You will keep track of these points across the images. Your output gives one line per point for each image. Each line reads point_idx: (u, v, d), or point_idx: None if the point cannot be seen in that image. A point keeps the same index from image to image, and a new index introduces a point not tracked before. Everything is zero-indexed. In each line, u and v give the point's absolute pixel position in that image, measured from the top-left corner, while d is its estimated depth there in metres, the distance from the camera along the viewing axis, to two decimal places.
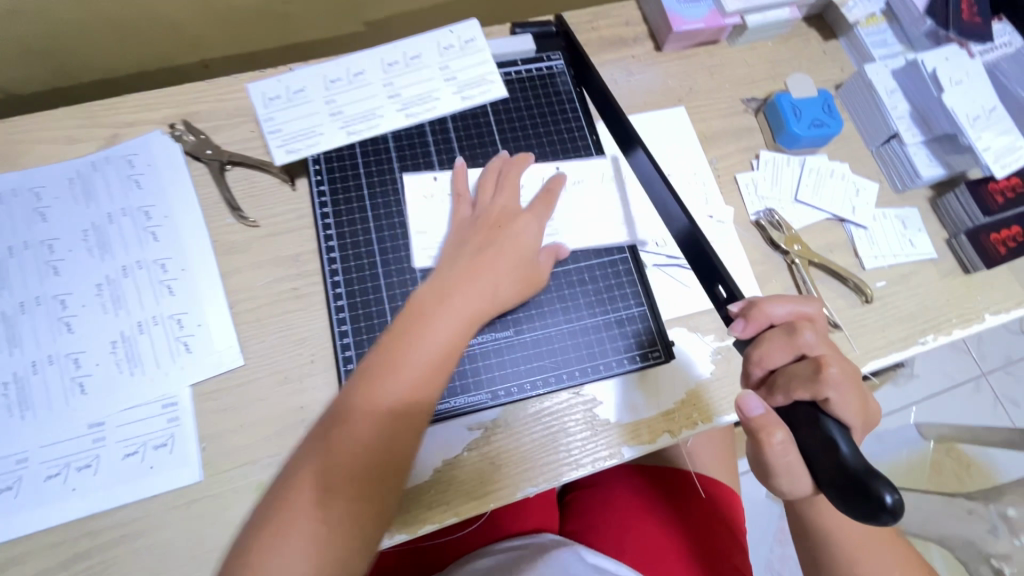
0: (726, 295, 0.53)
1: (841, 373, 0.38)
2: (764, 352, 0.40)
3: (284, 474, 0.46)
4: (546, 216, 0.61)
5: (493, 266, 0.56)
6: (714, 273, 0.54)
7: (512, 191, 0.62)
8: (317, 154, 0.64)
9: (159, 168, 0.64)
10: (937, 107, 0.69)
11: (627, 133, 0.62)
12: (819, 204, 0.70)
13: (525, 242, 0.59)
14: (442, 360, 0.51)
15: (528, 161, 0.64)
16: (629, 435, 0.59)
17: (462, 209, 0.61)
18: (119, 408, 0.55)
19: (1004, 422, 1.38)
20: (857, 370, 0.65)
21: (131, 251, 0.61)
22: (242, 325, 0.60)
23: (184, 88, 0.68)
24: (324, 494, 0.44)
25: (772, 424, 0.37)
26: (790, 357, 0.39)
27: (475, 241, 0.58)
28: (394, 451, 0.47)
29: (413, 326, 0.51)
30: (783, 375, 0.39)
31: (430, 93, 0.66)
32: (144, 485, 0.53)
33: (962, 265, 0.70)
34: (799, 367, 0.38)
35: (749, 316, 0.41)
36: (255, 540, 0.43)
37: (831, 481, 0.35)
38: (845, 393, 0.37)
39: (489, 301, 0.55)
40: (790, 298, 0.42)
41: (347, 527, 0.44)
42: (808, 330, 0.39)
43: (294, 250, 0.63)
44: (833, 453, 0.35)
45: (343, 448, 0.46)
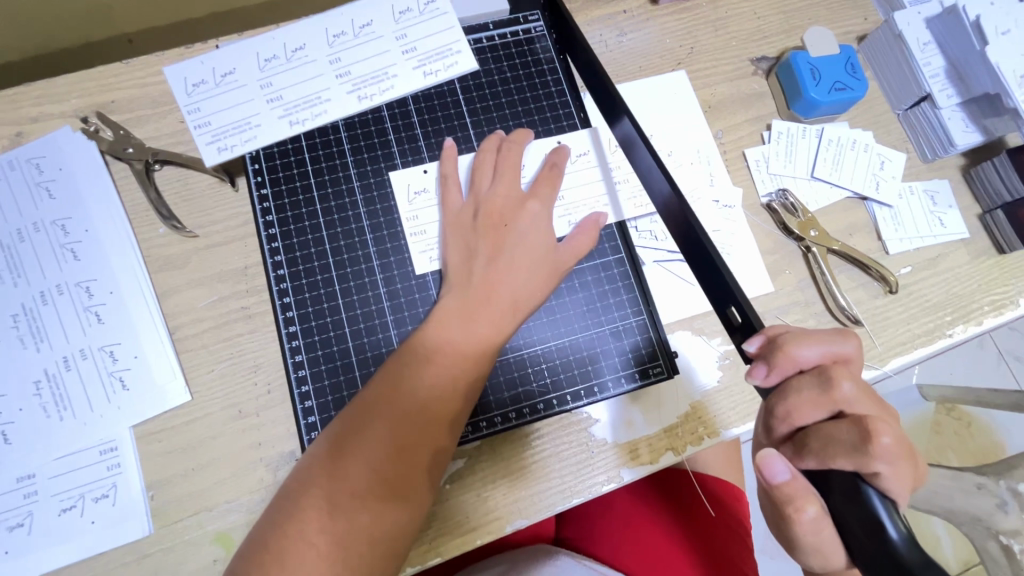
0: (741, 319, 0.44)
1: (893, 438, 0.34)
2: (793, 408, 0.37)
3: (302, 472, 0.43)
4: (552, 199, 0.53)
5: (506, 273, 0.50)
6: (725, 294, 0.45)
7: (514, 174, 0.53)
8: (255, 151, 0.55)
9: (72, 172, 0.55)
10: (978, 63, 0.58)
11: (612, 100, 0.52)
12: (839, 180, 0.62)
13: (538, 235, 0.51)
14: (470, 369, 0.47)
15: (528, 138, 0.55)
16: (628, 457, 0.53)
17: (453, 197, 0.53)
18: (52, 457, 0.49)
19: (1010, 383, 1.26)
20: (878, 369, 0.58)
21: (49, 273, 0.53)
22: (185, 353, 0.52)
23: (96, 71, 0.57)
24: (329, 517, 0.41)
25: (803, 496, 0.34)
26: (824, 415, 0.36)
27: (484, 241, 0.51)
28: (404, 476, 0.43)
29: (439, 331, 0.48)
30: (815, 435, 0.36)
31: (385, 69, 0.56)
32: (85, 543, 0.48)
33: (997, 244, 0.62)
34: (836, 430, 0.35)
35: (775, 362, 0.38)
36: (254, 562, 0.39)
37: (873, 564, 0.33)
38: (896, 465, 0.33)
39: (505, 317, 0.49)
40: (823, 339, 0.39)
41: (365, 538, 0.41)
42: (847, 382, 0.36)
43: (241, 263, 0.54)
44: (877, 537, 0.32)
45: (367, 452, 0.43)
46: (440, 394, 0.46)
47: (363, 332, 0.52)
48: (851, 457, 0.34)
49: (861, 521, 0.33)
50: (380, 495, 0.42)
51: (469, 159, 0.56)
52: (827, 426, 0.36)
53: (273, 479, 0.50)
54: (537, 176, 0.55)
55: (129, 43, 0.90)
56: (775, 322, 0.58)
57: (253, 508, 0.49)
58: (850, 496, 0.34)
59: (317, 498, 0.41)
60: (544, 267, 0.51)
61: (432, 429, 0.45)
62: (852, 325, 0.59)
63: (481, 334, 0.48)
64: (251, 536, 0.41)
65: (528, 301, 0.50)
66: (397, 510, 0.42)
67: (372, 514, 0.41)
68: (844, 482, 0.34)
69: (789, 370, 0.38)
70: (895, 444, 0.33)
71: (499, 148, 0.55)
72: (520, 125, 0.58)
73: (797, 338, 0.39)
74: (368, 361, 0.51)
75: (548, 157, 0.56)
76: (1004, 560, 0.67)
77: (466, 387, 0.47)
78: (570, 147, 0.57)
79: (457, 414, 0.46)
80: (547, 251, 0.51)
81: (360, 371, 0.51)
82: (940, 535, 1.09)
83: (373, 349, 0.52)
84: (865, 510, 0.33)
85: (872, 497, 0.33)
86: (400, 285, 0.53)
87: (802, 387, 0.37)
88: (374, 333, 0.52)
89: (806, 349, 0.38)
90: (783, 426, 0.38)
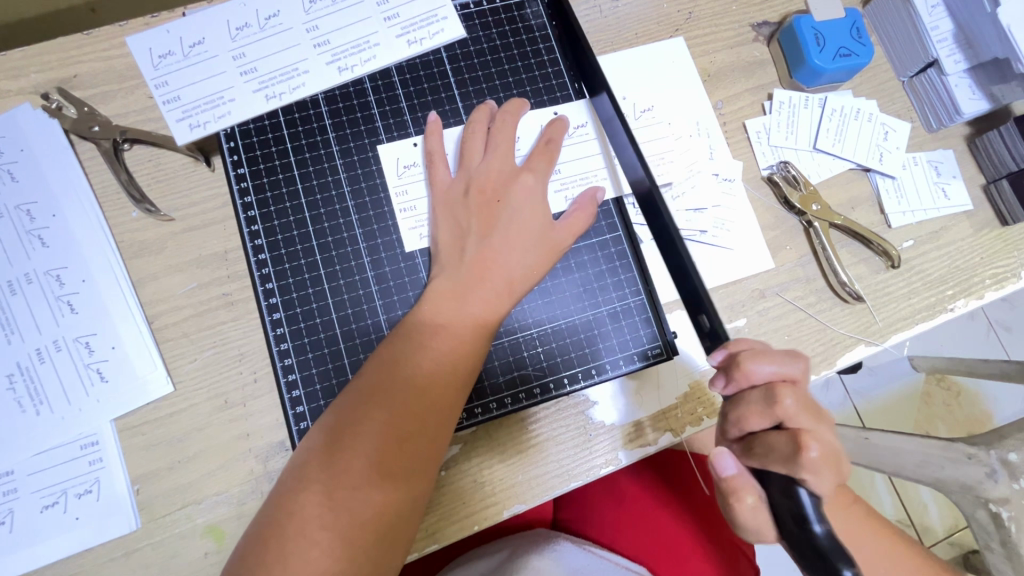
0: (708, 326, 0.44)
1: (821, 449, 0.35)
2: (741, 416, 0.38)
3: (298, 467, 0.42)
4: (548, 173, 0.51)
5: (501, 251, 0.48)
6: (696, 301, 0.45)
7: (507, 147, 0.51)
8: (230, 127, 0.52)
9: (35, 153, 0.51)
10: (989, 28, 0.56)
11: (592, 70, 0.53)
12: (842, 152, 0.60)
13: (532, 210, 0.49)
14: (467, 352, 0.45)
15: (523, 109, 0.52)
16: (626, 440, 0.52)
17: (441, 173, 0.51)
18: (29, 453, 0.47)
19: (998, 353, 1.27)
20: (878, 345, 0.57)
21: (16, 261, 0.50)
22: (166, 343, 0.50)
23: (55, 43, 0.53)
24: (330, 509, 0.39)
25: (744, 488, 0.38)
26: (768, 424, 0.37)
27: (477, 219, 0.49)
28: (405, 463, 0.42)
29: (433, 315, 0.46)
30: (759, 443, 0.38)
31: (367, 37, 0.54)
32: (70, 540, 0.46)
33: (1001, 215, 0.61)
34: (776, 440, 0.37)
35: (733, 376, 0.38)
36: (257, 558, 0.38)
37: (796, 546, 0.35)
38: (821, 474, 0.35)
39: (502, 297, 0.47)
40: (780, 357, 0.38)
41: (369, 531, 0.40)
42: (789, 399, 0.37)
43: (221, 248, 0.52)
44: (805, 528, 0.35)
45: (365, 443, 0.41)
46: (437, 378, 0.44)
47: (351, 318, 0.50)
48: (786, 464, 0.36)
49: (792, 512, 0.35)
50: (381, 486, 0.41)
51: (457, 132, 0.54)
52: (770, 435, 0.37)
53: (264, 470, 0.49)
54: (532, 149, 0.53)
55: (92, 13, 0.84)
56: (776, 299, 0.57)
57: (244, 500, 0.48)
58: (785, 493, 0.35)
59: (316, 492, 0.40)
60: (542, 244, 0.49)
61: (431, 413, 0.43)
62: (854, 301, 0.57)
63: (475, 315, 0.46)
64: (248, 534, 0.40)
65: (524, 279, 0.48)
66: (400, 498, 0.41)
67: (373, 506, 0.40)
68: (781, 483, 0.36)
69: (744, 384, 0.38)
70: (821, 455, 0.35)
71: (490, 121, 0.52)
72: (511, 96, 0.55)
73: (756, 355, 0.38)
74: (357, 347, 0.49)
75: (544, 130, 0.53)
76: (993, 528, 0.62)
77: (465, 369, 0.45)
78: (568, 118, 0.55)
79: (456, 398, 0.45)
80: (543, 228, 0.49)
81: (349, 359, 0.49)
82: (927, 502, 1.12)
83: (362, 335, 0.50)
84: (796, 505, 0.35)
85: (803, 496, 0.34)
86: (389, 267, 0.51)
87: (751, 400, 0.38)
88: (362, 319, 0.50)
89: (762, 366, 0.38)
90: (734, 430, 0.39)
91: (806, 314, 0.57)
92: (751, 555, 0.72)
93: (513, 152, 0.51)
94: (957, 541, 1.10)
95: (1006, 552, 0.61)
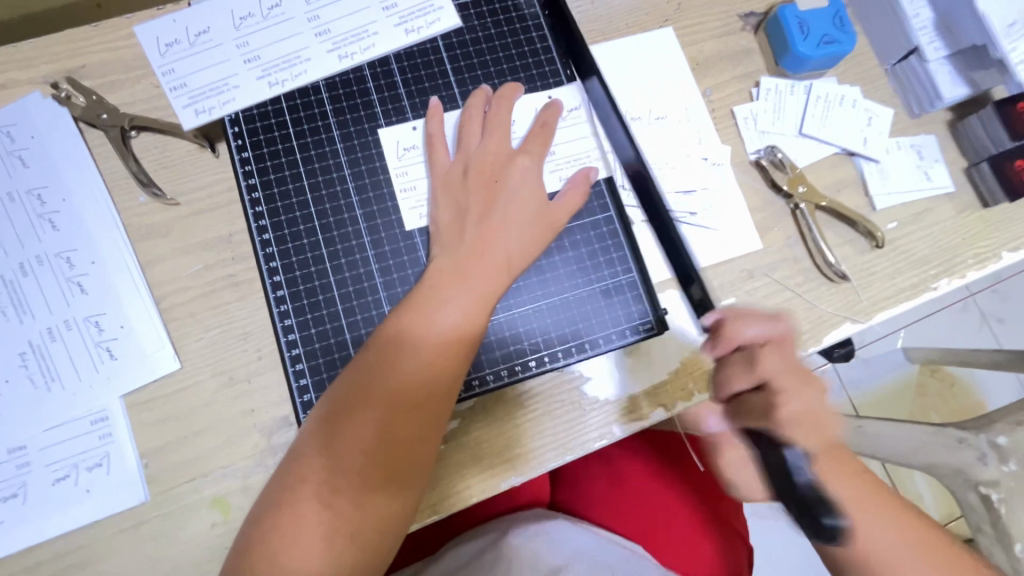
0: (698, 296, 0.55)
1: (798, 407, 0.47)
2: (728, 376, 0.49)
3: (306, 438, 0.45)
4: (544, 155, 0.53)
5: (498, 231, 0.50)
6: (687, 273, 0.55)
7: (503, 131, 0.53)
8: (234, 112, 0.54)
9: (45, 140, 0.53)
10: (966, 15, 0.58)
11: (586, 65, 0.57)
12: (827, 137, 0.62)
13: (528, 191, 0.51)
14: (468, 330, 0.47)
15: (518, 92, 0.55)
16: (620, 414, 0.53)
17: (440, 157, 0.53)
18: (42, 429, 0.49)
19: (990, 343, 1.29)
20: (863, 322, 0.59)
21: (28, 243, 0.51)
22: (173, 322, 0.52)
23: (64, 35, 0.55)
24: (334, 480, 0.43)
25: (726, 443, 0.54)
26: (750, 383, 0.48)
27: (475, 199, 0.51)
28: (406, 438, 0.44)
29: (434, 292, 0.47)
30: (746, 402, 0.48)
31: (366, 26, 0.56)
32: (81, 512, 0.48)
33: (982, 198, 0.63)
34: (762, 400, 0.47)
35: (720, 340, 0.50)
36: (271, 520, 0.42)
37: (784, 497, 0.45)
38: (797, 430, 0.46)
39: (500, 277, 0.49)
40: (762, 320, 0.50)
41: (373, 499, 0.43)
42: (768, 358, 0.48)
43: (225, 231, 0.53)
44: (789, 480, 0.44)
45: (368, 418, 0.44)
46: (438, 356, 0.46)
47: (353, 295, 0.52)
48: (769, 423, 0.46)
49: (776, 466, 0.45)
50: (383, 460, 0.43)
51: (455, 117, 0.55)
52: (752, 395, 0.48)
53: (269, 444, 0.50)
54: (528, 133, 0.55)
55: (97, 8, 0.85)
56: (763, 279, 0.59)
57: (250, 473, 0.50)
58: (772, 449, 0.45)
59: (323, 461, 0.43)
60: (539, 225, 0.51)
61: (432, 390, 0.45)
62: (839, 280, 0.59)
63: (475, 293, 0.48)
64: (262, 498, 0.44)
65: (520, 260, 0.50)
66: (402, 470, 0.44)
67: (377, 477, 0.43)
68: (767, 441, 0.45)
69: (730, 345, 0.50)
70: (799, 411, 0.46)
71: (486, 105, 0.54)
72: (506, 82, 0.57)
73: (740, 321, 0.50)
74: (359, 324, 0.51)
75: (540, 114, 0.55)
76: (983, 511, 0.64)
77: (466, 347, 0.47)
78: (562, 103, 0.57)
79: (458, 376, 0.46)
80: (539, 209, 0.51)
81: (350, 335, 0.51)
82: (921, 490, 1.13)
83: (363, 311, 0.51)
84: (781, 460, 0.45)
85: (789, 455, 0.44)
86: (389, 246, 0.53)
87: (734, 361, 0.50)
88: (363, 296, 0.52)
89: (747, 330, 0.49)
90: (721, 392, 0.50)
91: (793, 294, 0.59)
92: (744, 533, 0.73)
93: (509, 136, 0.53)
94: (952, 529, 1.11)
95: (997, 533, 0.63)
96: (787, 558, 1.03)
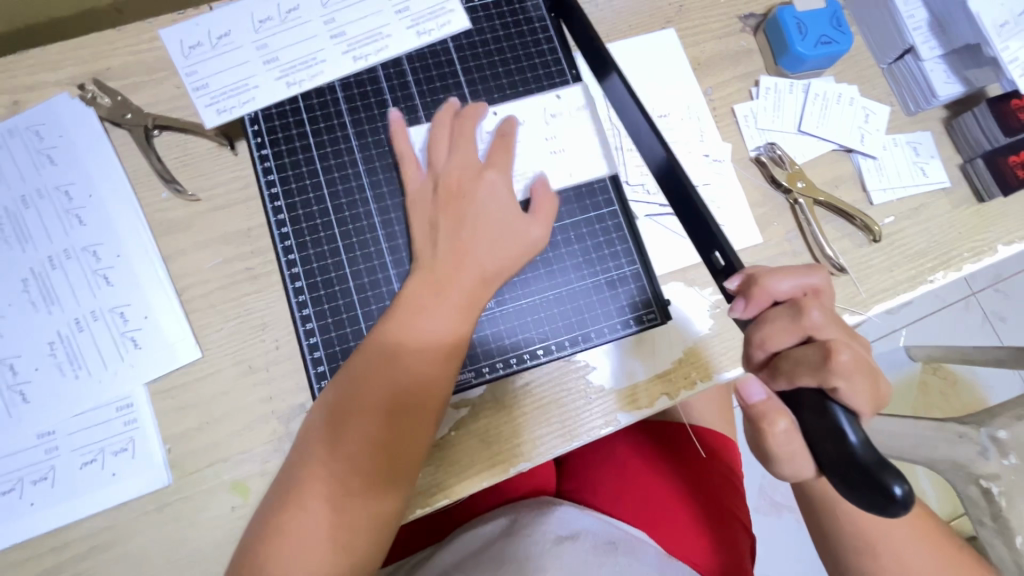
0: (723, 263, 0.46)
1: (855, 357, 0.35)
2: (767, 336, 0.38)
3: (296, 456, 0.47)
4: (509, 167, 0.54)
5: (470, 243, 0.51)
6: (710, 240, 0.46)
7: (468, 145, 0.54)
8: (254, 112, 0.56)
9: (72, 139, 0.56)
10: (959, 15, 0.60)
11: (603, 59, 0.53)
12: (825, 134, 0.64)
13: (500, 204, 0.53)
14: (445, 340, 0.49)
15: (481, 107, 0.56)
16: (625, 401, 0.55)
17: (412, 173, 0.54)
18: (69, 415, 0.51)
19: (992, 341, 1.30)
20: (862, 314, 0.61)
21: (56, 238, 0.54)
22: (194, 313, 0.54)
23: (91, 38, 0.57)
24: (325, 494, 0.44)
25: (777, 412, 0.36)
26: (794, 340, 0.37)
27: (445, 214, 0.52)
28: (391, 449, 0.46)
29: (412, 309, 0.49)
30: (786, 359, 0.36)
31: (379, 28, 0.58)
32: (107, 494, 0.50)
33: (977, 192, 0.64)
34: (804, 352, 0.36)
35: (753, 296, 0.39)
36: (266, 538, 0.44)
37: (837, 473, 0.33)
38: (856, 380, 0.33)
39: (475, 290, 0.50)
40: (794, 272, 0.40)
41: (362, 502, 0.45)
42: (815, 310, 0.37)
43: (244, 225, 0.55)
44: (841, 444, 0.33)
45: (353, 433, 0.46)
46: (420, 364, 0.48)
47: (367, 287, 0.54)
48: (815, 374, 0.34)
49: (826, 431, 0.33)
50: (370, 472, 0.45)
51: (421, 133, 0.56)
52: (797, 350, 0.36)
53: (286, 430, 0.52)
54: (488, 145, 0.56)
55: (119, 13, 0.88)
56: None
57: (268, 457, 0.51)
58: (817, 411, 0.34)
59: (312, 475, 0.45)
60: (508, 236, 0.52)
61: (413, 402, 0.47)
62: (837, 272, 0.61)
63: (453, 302, 0.49)
64: (268, 497, 0.46)
65: (495, 270, 0.51)
66: (390, 481, 0.46)
67: (365, 483, 0.45)
68: (813, 401, 0.34)
69: (764, 302, 0.39)
70: (854, 360, 0.34)
71: (451, 119, 0.55)
72: (473, 95, 0.58)
73: (774, 273, 0.39)
74: (373, 313, 0.53)
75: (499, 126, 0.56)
76: (984, 504, 0.65)
77: (446, 353, 0.49)
78: (518, 117, 0.58)
79: (440, 381, 0.48)
80: (513, 220, 0.52)
81: (365, 324, 0.53)
82: (925, 487, 1.15)
83: (377, 302, 0.53)
84: (830, 422, 0.33)
85: (837, 411, 0.33)
86: (401, 240, 0.55)
87: (775, 316, 0.38)
88: (377, 287, 0.54)
89: (780, 282, 0.39)
90: (759, 352, 0.38)
91: None
92: (747, 522, 0.75)
93: (473, 148, 0.54)
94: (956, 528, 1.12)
95: (999, 527, 0.64)
96: (789, 552, 1.04)
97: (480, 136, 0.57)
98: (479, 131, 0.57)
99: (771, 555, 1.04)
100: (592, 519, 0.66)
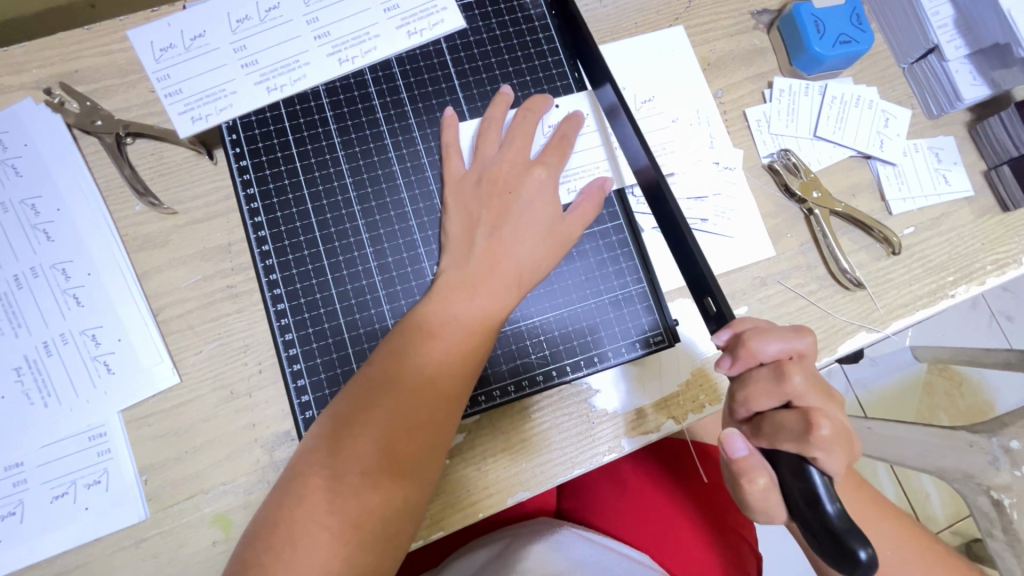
0: (715, 309, 0.45)
1: (835, 425, 0.35)
2: (750, 395, 0.38)
3: (304, 454, 0.42)
4: (561, 167, 0.51)
5: (509, 243, 0.48)
6: (702, 285, 0.45)
7: (524, 140, 0.51)
8: (232, 119, 0.52)
9: (38, 147, 0.52)
10: (987, 14, 0.55)
11: (601, 70, 0.51)
12: (842, 139, 0.60)
13: (541, 204, 0.50)
14: (474, 340, 0.46)
15: (546, 105, 0.53)
16: (630, 427, 0.52)
17: (455, 165, 0.51)
18: (39, 445, 0.48)
19: (999, 341, 1.26)
20: (879, 331, 0.57)
21: (21, 255, 0.50)
22: (171, 336, 0.50)
23: (57, 38, 0.53)
24: (336, 498, 0.39)
25: (757, 469, 0.36)
26: (776, 404, 0.37)
27: (488, 210, 0.49)
28: (411, 452, 0.42)
29: (442, 304, 0.46)
30: (769, 422, 0.37)
31: (366, 28, 0.54)
32: (79, 530, 0.47)
33: (1002, 202, 0.61)
34: (786, 419, 0.36)
35: (738, 355, 0.38)
36: (260, 554, 0.38)
37: (809, 530, 0.35)
38: (834, 452, 0.34)
39: (511, 293, 0.48)
40: (785, 334, 0.38)
41: (375, 516, 0.40)
42: (799, 375, 0.36)
43: (224, 240, 0.52)
44: (816, 509, 0.34)
45: (372, 433, 0.41)
46: (446, 368, 0.45)
47: (354, 308, 0.50)
48: (797, 443, 0.35)
49: (803, 494, 0.35)
50: (388, 477, 0.41)
51: (472, 128, 0.54)
52: (779, 414, 0.37)
53: (270, 459, 0.49)
54: (546, 143, 0.53)
55: (92, 8, 0.84)
56: (777, 286, 0.57)
57: (251, 489, 0.48)
58: (796, 473, 0.35)
59: (321, 478, 0.40)
60: (551, 237, 0.49)
61: (439, 403, 0.44)
62: (855, 288, 0.57)
63: (482, 308, 0.46)
64: (256, 520, 0.40)
65: (532, 273, 0.49)
66: (405, 489, 0.41)
67: (382, 494, 0.40)
68: (791, 464, 0.35)
69: (751, 362, 0.38)
70: (835, 432, 0.34)
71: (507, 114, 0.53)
72: (529, 94, 0.55)
73: (761, 333, 0.38)
74: (361, 338, 0.50)
75: (559, 126, 0.53)
76: (994, 516, 0.61)
77: (471, 359, 0.46)
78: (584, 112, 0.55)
79: (464, 389, 0.45)
80: (551, 221, 0.50)
81: (353, 349, 0.50)
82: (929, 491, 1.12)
83: (365, 326, 0.50)
84: (808, 486, 0.34)
85: (814, 474, 0.34)
86: (391, 257, 0.51)
87: (759, 377, 0.38)
88: (366, 309, 0.50)
89: (768, 344, 0.37)
90: (741, 409, 0.39)
91: (807, 301, 0.57)
92: (754, 542, 0.72)
93: (528, 144, 0.51)
94: (960, 530, 1.10)
95: (1010, 540, 0.60)
96: (797, 563, 1.01)
97: (543, 130, 0.54)
98: (542, 125, 0.54)
99: (777, 566, 1.01)
100: (583, 548, 0.62)
